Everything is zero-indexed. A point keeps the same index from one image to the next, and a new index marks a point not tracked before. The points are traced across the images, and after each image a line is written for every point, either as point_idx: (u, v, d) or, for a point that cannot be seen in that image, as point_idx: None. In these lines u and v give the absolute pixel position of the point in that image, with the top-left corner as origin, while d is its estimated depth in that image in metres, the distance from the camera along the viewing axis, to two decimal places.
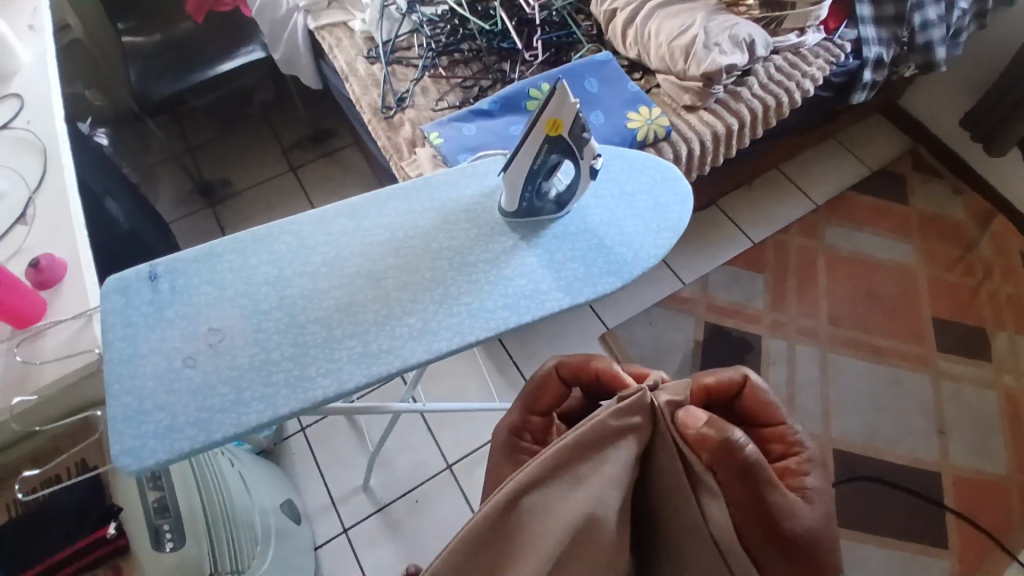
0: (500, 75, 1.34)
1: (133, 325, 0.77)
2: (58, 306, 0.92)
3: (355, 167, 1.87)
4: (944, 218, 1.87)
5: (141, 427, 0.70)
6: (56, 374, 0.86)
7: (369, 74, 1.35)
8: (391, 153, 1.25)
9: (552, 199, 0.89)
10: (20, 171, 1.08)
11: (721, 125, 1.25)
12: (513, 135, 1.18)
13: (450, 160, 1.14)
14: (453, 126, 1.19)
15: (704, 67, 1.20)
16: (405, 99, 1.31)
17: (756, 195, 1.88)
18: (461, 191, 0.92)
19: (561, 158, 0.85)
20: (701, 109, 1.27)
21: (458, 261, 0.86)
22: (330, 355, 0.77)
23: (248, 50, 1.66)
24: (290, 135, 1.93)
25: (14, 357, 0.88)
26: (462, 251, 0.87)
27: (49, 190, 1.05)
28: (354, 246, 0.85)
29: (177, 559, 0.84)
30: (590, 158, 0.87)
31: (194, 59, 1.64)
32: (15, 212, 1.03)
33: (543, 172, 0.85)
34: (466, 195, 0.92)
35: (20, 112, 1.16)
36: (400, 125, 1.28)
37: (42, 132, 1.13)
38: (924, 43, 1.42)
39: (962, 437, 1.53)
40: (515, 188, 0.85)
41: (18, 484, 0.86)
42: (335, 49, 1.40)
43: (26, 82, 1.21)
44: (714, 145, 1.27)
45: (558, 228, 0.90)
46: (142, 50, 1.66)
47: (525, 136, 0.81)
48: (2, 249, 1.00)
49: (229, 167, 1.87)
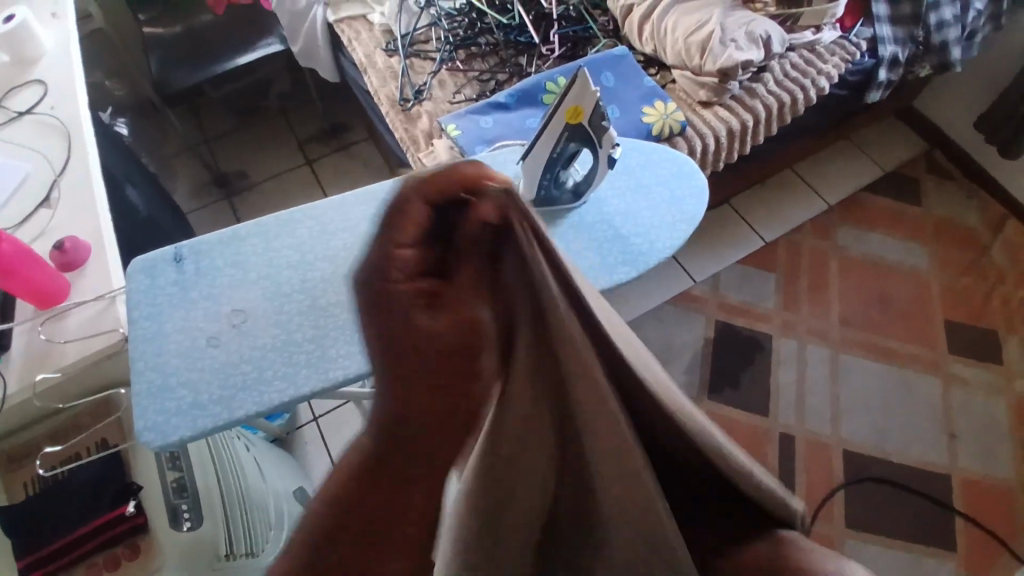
0: (517, 69, 1.34)
1: (158, 305, 0.78)
2: (80, 288, 0.94)
3: (369, 160, 1.89)
4: (955, 222, 1.86)
5: (165, 403, 0.72)
6: (80, 354, 0.88)
7: (388, 67, 1.37)
8: (409, 146, 1.27)
9: (568, 190, 0.90)
10: (42, 155, 1.10)
11: (736, 121, 1.26)
12: (530, 128, 1.20)
13: (467, 152, 1.16)
14: (469, 118, 1.21)
15: (720, 63, 1.21)
16: (423, 91, 1.32)
17: (769, 194, 1.88)
18: None
19: (580, 147, 0.86)
20: (717, 105, 1.28)
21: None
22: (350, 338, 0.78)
23: (267, 43, 1.68)
24: (306, 128, 1.95)
25: (38, 335, 0.90)
26: None
27: (72, 175, 1.07)
28: None
29: (193, 538, 0.86)
30: (608, 146, 0.88)
31: (213, 50, 1.66)
32: (40, 194, 1.05)
33: (562, 161, 0.86)
34: None
35: (42, 97, 1.18)
36: (417, 117, 1.29)
37: (64, 117, 1.15)
38: (939, 43, 1.41)
39: (973, 441, 1.53)
40: (531, 178, 0.87)
41: (38, 461, 0.87)
42: (355, 42, 1.41)
43: (45, 67, 1.23)
44: (730, 141, 1.28)
45: (575, 218, 0.91)
46: (161, 40, 1.68)
47: (545, 126, 0.81)
48: (26, 232, 1.02)
49: (247, 159, 1.89)
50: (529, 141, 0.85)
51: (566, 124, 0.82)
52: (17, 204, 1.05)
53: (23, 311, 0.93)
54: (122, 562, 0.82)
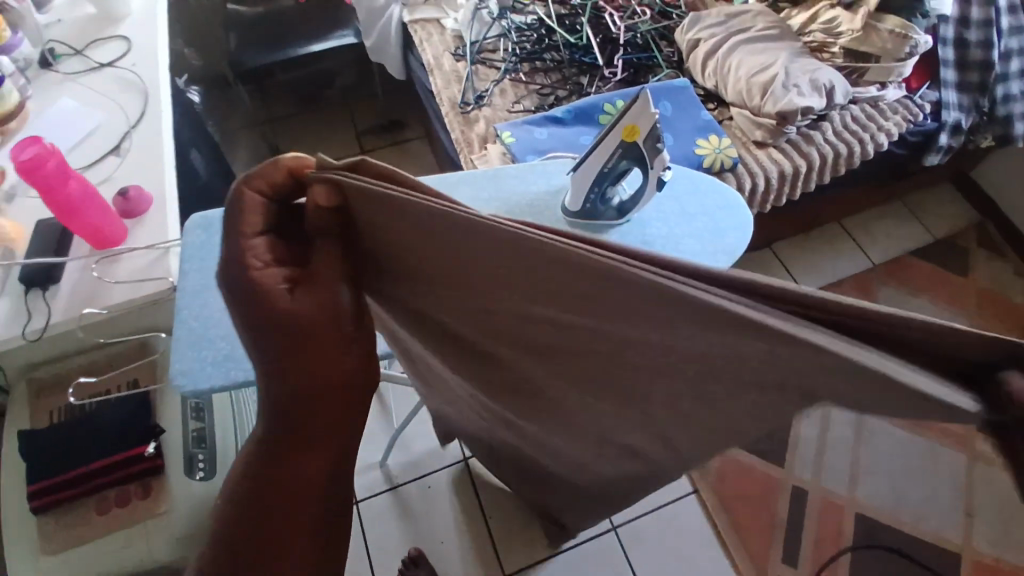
0: (577, 87, 1.36)
1: (209, 259, 0.82)
2: (136, 235, 0.99)
3: (421, 158, 1.94)
4: (1002, 299, 1.81)
5: (202, 352, 0.75)
6: (128, 295, 0.92)
7: (453, 71, 1.41)
8: (463, 147, 1.30)
9: (613, 206, 0.91)
10: (120, 110, 1.17)
11: (789, 165, 1.26)
12: (582, 144, 1.22)
13: (518, 159, 1.19)
14: (525, 129, 1.25)
15: (780, 105, 1.22)
16: (483, 97, 1.36)
17: (812, 245, 1.86)
18: (528, 186, 0.96)
19: (631, 166, 0.88)
20: (771, 147, 1.28)
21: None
22: None
23: (341, 35, 1.75)
24: (365, 121, 2.01)
25: (91, 271, 0.95)
26: None
27: (145, 131, 1.13)
28: None
29: (205, 489, 0.90)
30: (659, 169, 0.88)
31: (291, 36, 1.74)
32: (112, 144, 1.11)
33: (611, 177, 0.88)
34: (532, 190, 0.95)
35: (126, 54, 1.26)
36: (475, 121, 1.33)
37: (145, 77, 1.21)
38: (1004, 115, 1.39)
39: (995, 524, 1.44)
40: (581, 188, 0.89)
41: (72, 389, 0.94)
42: (425, 43, 1.47)
43: (132, 27, 1.31)
44: (780, 184, 1.27)
45: (617, 233, 0.92)
46: (244, 21, 1.77)
47: (601, 139, 0.85)
48: (94, 177, 1.08)
49: (304, 143, 1.96)
50: (585, 152, 0.87)
51: (621, 140, 0.85)
52: (89, 151, 1.11)
53: (80, 249, 0.98)
54: (133, 499, 0.87)
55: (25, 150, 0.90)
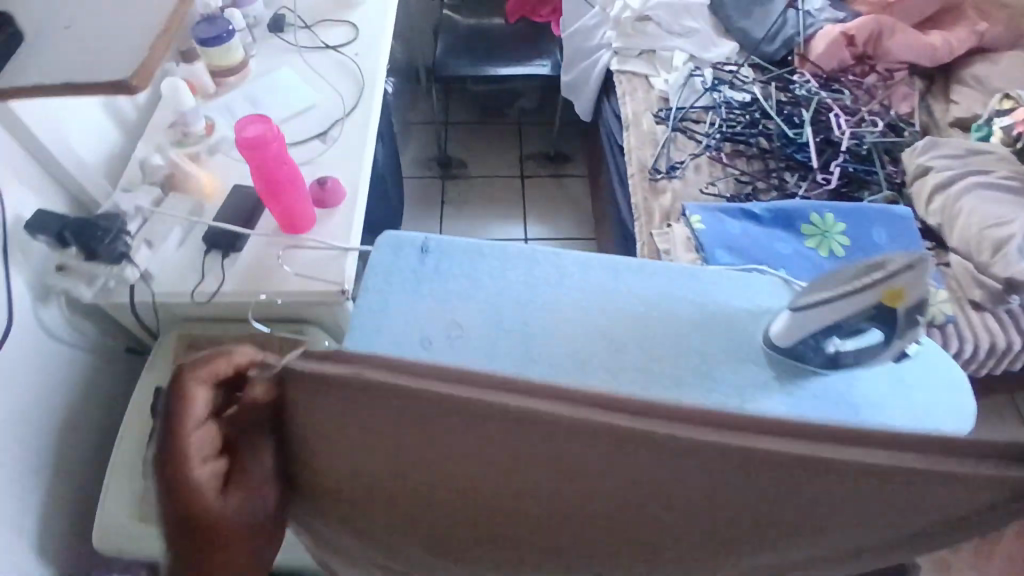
0: (779, 184, 1.25)
1: (415, 282, 0.82)
2: (325, 225, 1.00)
3: (577, 198, 1.88)
4: None
5: (385, 316, 0.79)
6: (301, 288, 0.94)
7: (651, 132, 1.35)
8: (642, 216, 1.24)
9: (826, 354, 0.78)
10: (337, 92, 1.20)
11: (1004, 339, 1.10)
12: (776, 251, 1.11)
13: (706, 250, 1.10)
14: (718, 217, 1.16)
15: (1013, 272, 1.05)
16: (677, 168, 1.28)
17: None
18: (728, 299, 0.85)
19: (874, 326, 0.73)
20: (988, 312, 1.13)
21: (698, 365, 0.78)
22: (550, 352, 0.77)
23: (537, 63, 1.73)
24: (532, 145, 1.98)
25: (274, 254, 0.97)
26: (710, 359, 0.79)
27: (357, 119, 1.16)
28: (604, 310, 0.81)
29: None
30: (903, 342, 0.74)
31: (494, 53, 1.75)
32: (322, 127, 1.15)
33: (844, 330, 0.75)
34: (730, 306, 0.85)
35: (351, 41, 1.28)
36: (662, 191, 1.26)
37: (363, 64, 1.24)
38: None
39: None
40: (799, 327, 0.76)
41: None
42: (628, 96, 1.42)
43: (361, 14, 1.33)
44: (987, 357, 1.12)
45: (820, 385, 0.79)
46: (454, 28, 1.81)
47: (853, 293, 0.70)
48: (298, 154, 1.11)
49: (471, 149, 1.97)
50: (823, 292, 0.73)
51: (877, 300, 0.69)
52: (300, 125, 1.15)
53: (265, 225, 1.00)
54: None
55: (250, 124, 0.87)
